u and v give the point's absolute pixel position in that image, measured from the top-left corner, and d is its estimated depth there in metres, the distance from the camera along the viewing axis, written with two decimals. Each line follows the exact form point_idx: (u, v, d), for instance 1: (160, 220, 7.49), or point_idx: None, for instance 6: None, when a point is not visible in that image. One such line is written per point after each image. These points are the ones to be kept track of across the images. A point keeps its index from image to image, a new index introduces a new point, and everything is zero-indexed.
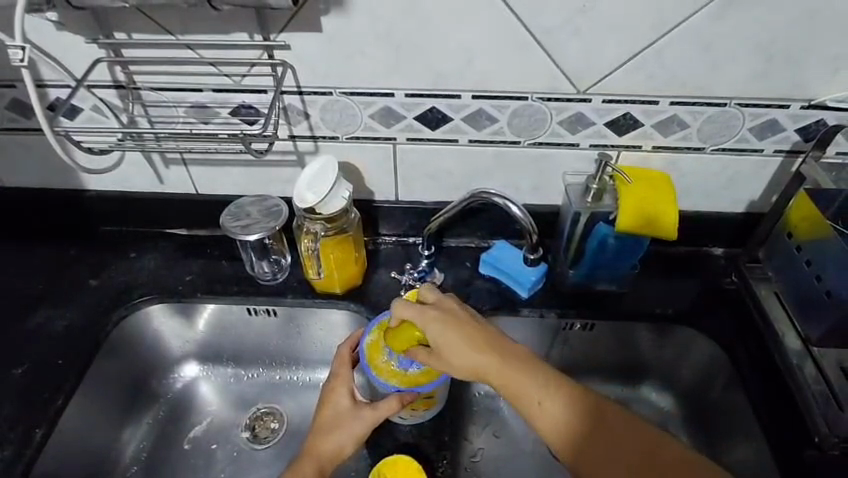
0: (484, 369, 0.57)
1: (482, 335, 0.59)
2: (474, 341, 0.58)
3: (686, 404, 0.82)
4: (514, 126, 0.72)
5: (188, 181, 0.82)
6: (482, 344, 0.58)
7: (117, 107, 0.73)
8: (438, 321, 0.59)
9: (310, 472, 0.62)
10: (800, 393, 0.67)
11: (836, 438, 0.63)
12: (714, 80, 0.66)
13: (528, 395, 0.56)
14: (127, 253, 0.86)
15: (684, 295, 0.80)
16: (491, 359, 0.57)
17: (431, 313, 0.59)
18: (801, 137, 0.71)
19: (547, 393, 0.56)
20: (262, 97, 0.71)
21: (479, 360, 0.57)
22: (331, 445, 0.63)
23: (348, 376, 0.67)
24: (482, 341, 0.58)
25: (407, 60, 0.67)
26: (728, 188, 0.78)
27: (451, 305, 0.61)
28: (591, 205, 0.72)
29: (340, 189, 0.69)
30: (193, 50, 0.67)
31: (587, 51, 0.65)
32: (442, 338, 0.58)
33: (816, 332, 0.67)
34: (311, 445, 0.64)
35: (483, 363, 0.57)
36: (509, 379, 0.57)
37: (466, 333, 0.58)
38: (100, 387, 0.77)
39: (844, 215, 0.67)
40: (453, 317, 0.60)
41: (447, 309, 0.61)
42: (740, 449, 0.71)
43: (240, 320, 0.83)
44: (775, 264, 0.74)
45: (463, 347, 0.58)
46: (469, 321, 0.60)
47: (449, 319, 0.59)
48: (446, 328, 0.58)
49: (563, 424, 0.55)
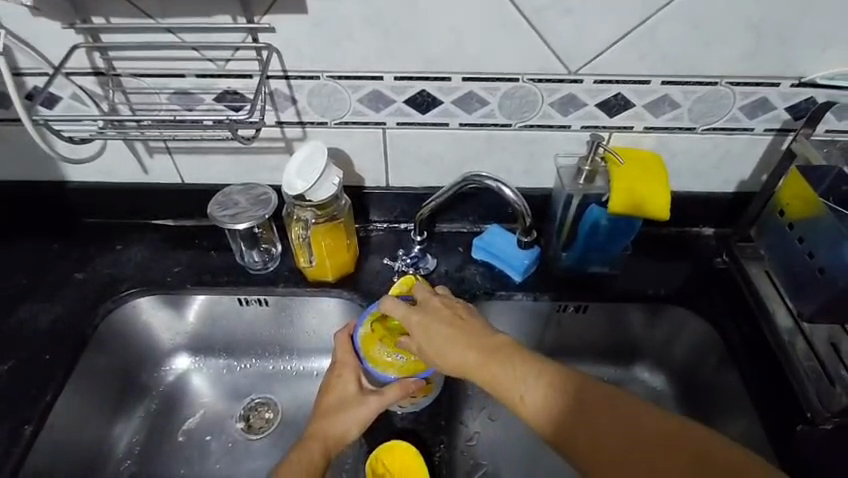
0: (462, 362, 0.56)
1: (463, 328, 0.59)
2: (448, 335, 0.58)
3: (678, 382, 0.83)
4: (504, 108, 0.71)
5: (174, 171, 0.81)
6: (457, 338, 0.57)
7: (99, 95, 0.71)
8: (421, 327, 0.61)
9: (316, 452, 0.60)
10: (792, 370, 0.68)
11: (827, 413, 0.64)
12: (705, 59, 0.66)
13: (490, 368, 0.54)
14: (113, 246, 0.84)
15: (675, 276, 0.80)
16: (457, 349, 0.57)
17: (412, 319, 0.62)
18: (790, 116, 0.71)
19: (508, 369, 0.53)
20: (247, 82, 0.69)
21: (453, 358, 0.57)
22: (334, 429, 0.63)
23: (350, 363, 0.67)
24: (463, 337, 0.57)
25: (395, 42, 0.65)
26: (718, 168, 0.78)
27: (436, 302, 0.63)
28: (583, 187, 0.72)
29: (326, 172, 0.67)
30: (174, 34, 0.65)
31: (577, 31, 0.64)
32: (421, 332, 0.60)
33: (807, 309, 0.66)
34: (315, 428, 0.63)
35: (451, 351, 0.57)
36: (489, 369, 0.54)
37: (444, 331, 0.59)
38: (88, 382, 0.76)
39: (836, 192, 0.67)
40: (435, 315, 0.61)
41: (430, 309, 0.62)
42: (731, 426, 0.72)
43: (230, 310, 0.82)
44: (767, 241, 0.72)
45: (435, 337, 0.59)
46: (453, 320, 0.60)
47: (432, 316, 0.61)
48: (428, 324, 0.60)
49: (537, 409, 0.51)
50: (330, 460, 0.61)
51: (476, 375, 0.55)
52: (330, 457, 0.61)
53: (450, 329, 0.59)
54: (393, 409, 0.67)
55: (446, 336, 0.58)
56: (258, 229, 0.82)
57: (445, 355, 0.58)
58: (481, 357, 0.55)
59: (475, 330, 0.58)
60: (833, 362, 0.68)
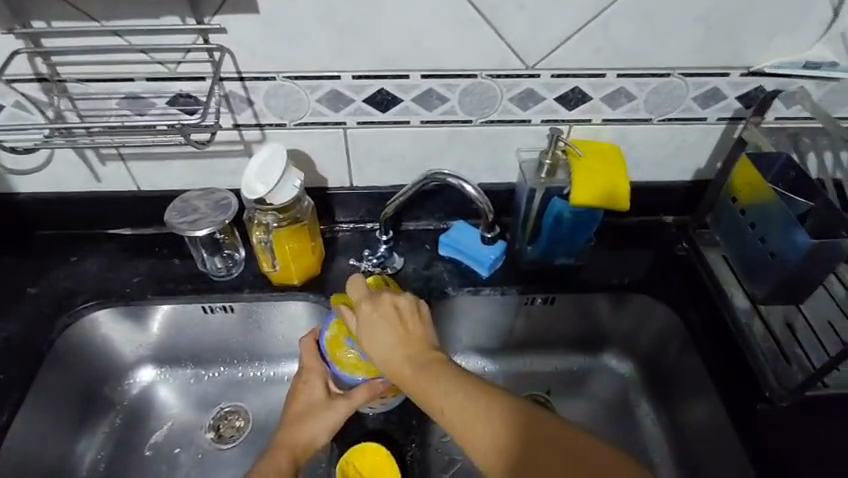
0: (398, 367, 0.57)
1: (409, 334, 0.59)
2: (391, 336, 0.59)
3: (644, 368, 0.85)
4: (465, 104, 0.72)
5: (128, 178, 0.78)
6: (400, 341, 0.59)
7: (44, 103, 0.68)
8: (366, 321, 0.61)
9: (284, 462, 0.61)
10: (750, 350, 0.72)
11: (784, 391, 0.67)
12: (660, 51, 0.67)
13: (437, 400, 0.53)
14: (68, 257, 0.81)
15: (639, 264, 0.82)
16: (399, 354, 0.58)
17: (359, 310, 0.62)
18: (741, 104, 0.74)
19: (457, 404, 0.52)
20: (200, 85, 0.68)
21: (396, 364, 0.58)
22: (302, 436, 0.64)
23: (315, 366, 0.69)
24: (405, 341, 0.59)
25: (351, 41, 0.64)
26: (675, 157, 0.80)
27: (388, 297, 0.62)
28: (545, 180, 0.73)
29: (284, 175, 0.66)
30: (122, 37, 0.63)
31: (533, 26, 0.64)
32: (366, 327, 0.61)
33: (761, 291, 0.71)
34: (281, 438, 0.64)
35: (392, 355, 0.58)
36: (434, 394, 0.54)
37: (388, 331, 0.60)
38: (47, 401, 0.73)
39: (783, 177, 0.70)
40: (380, 309, 0.61)
41: (379, 302, 0.62)
42: (697, 409, 0.75)
43: (194, 319, 0.80)
44: (721, 229, 0.76)
45: (379, 336, 0.60)
46: (400, 320, 0.60)
47: (378, 311, 0.61)
48: (372, 320, 0.61)
49: (489, 450, 0.50)
50: (299, 467, 0.62)
51: (418, 394, 0.55)
52: (298, 464, 0.63)
53: (395, 330, 0.60)
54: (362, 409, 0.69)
55: (389, 337, 0.59)
56: (219, 235, 0.80)
57: (385, 356, 0.59)
58: (422, 371, 0.56)
59: (421, 343, 0.59)
60: (790, 341, 0.72)
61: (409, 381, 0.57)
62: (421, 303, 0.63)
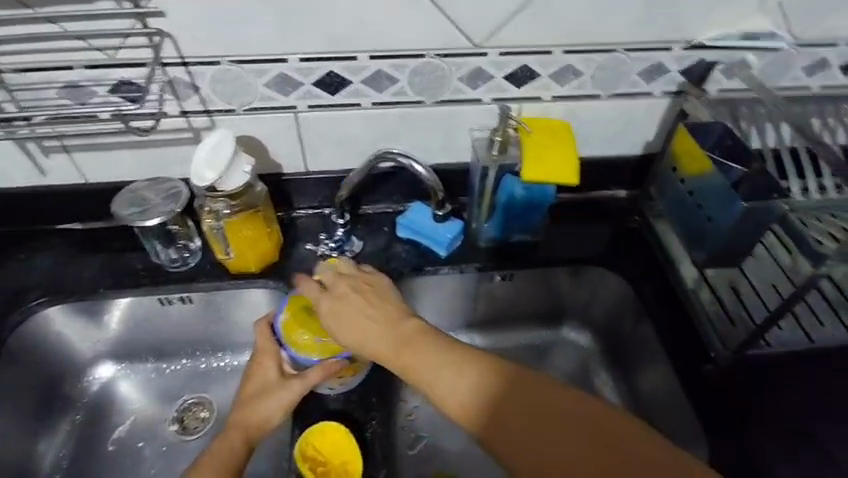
0: (376, 352, 0.73)
1: (382, 317, 0.75)
2: (357, 321, 0.75)
3: (602, 337, 1.06)
4: (413, 84, 0.82)
5: (73, 169, 0.87)
6: (373, 328, 0.74)
7: (4, 92, 0.76)
8: (334, 313, 0.77)
9: (237, 441, 0.76)
10: (696, 316, 0.91)
11: (727, 352, 0.86)
12: (597, 25, 0.78)
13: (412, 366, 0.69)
14: (16, 255, 0.90)
15: (594, 243, 1.00)
16: (373, 340, 0.73)
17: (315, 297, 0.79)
18: (683, 79, 0.88)
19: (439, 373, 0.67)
20: (140, 70, 0.75)
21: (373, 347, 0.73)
22: (251, 420, 0.78)
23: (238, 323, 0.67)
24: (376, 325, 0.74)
25: (295, 26, 0.73)
26: (625, 132, 0.96)
27: (344, 286, 0.79)
28: (498, 159, 0.86)
29: (238, 164, 0.76)
30: (56, 24, 0.70)
31: (475, 9, 0.74)
32: (334, 319, 0.77)
33: (701, 256, 0.90)
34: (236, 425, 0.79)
35: (372, 343, 0.73)
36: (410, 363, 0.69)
37: (357, 314, 0.76)
38: (14, 395, 0.85)
39: (719, 144, 0.87)
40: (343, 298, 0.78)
41: (340, 293, 0.78)
42: (652, 375, 0.93)
43: (153, 312, 0.92)
44: (667, 200, 0.96)
45: (348, 326, 0.75)
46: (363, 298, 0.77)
47: (339, 299, 0.78)
48: (335, 309, 0.77)
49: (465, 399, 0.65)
50: (251, 441, 0.77)
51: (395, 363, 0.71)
52: (251, 439, 0.77)
53: (358, 311, 0.76)
54: (321, 390, 0.85)
55: (357, 321, 0.75)
56: (174, 227, 0.89)
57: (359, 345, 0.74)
58: (396, 345, 0.71)
59: (391, 324, 0.74)
60: (725, 295, 0.91)
61: (391, 358, 0.71)
62: (379, 280, 0.82)
